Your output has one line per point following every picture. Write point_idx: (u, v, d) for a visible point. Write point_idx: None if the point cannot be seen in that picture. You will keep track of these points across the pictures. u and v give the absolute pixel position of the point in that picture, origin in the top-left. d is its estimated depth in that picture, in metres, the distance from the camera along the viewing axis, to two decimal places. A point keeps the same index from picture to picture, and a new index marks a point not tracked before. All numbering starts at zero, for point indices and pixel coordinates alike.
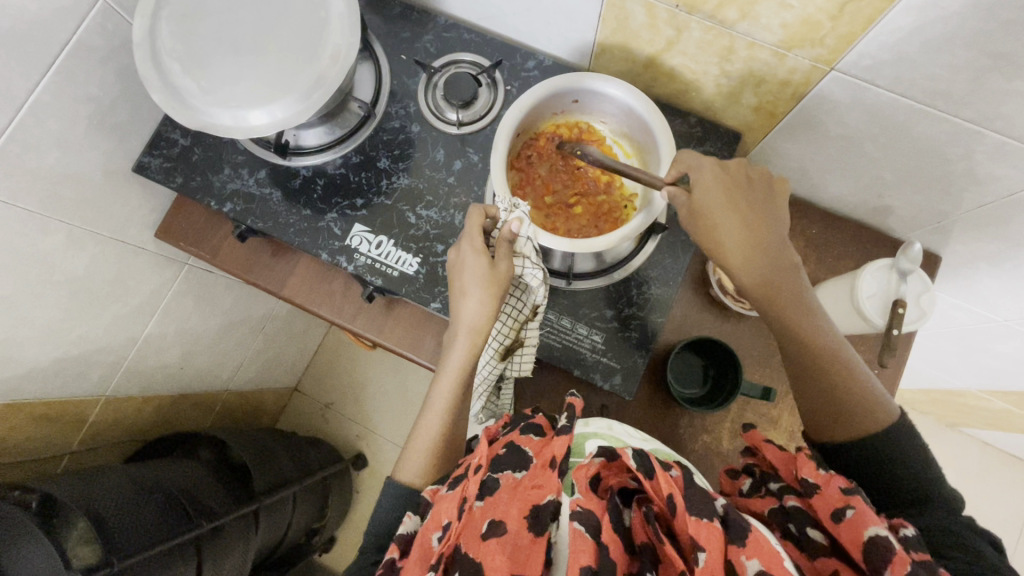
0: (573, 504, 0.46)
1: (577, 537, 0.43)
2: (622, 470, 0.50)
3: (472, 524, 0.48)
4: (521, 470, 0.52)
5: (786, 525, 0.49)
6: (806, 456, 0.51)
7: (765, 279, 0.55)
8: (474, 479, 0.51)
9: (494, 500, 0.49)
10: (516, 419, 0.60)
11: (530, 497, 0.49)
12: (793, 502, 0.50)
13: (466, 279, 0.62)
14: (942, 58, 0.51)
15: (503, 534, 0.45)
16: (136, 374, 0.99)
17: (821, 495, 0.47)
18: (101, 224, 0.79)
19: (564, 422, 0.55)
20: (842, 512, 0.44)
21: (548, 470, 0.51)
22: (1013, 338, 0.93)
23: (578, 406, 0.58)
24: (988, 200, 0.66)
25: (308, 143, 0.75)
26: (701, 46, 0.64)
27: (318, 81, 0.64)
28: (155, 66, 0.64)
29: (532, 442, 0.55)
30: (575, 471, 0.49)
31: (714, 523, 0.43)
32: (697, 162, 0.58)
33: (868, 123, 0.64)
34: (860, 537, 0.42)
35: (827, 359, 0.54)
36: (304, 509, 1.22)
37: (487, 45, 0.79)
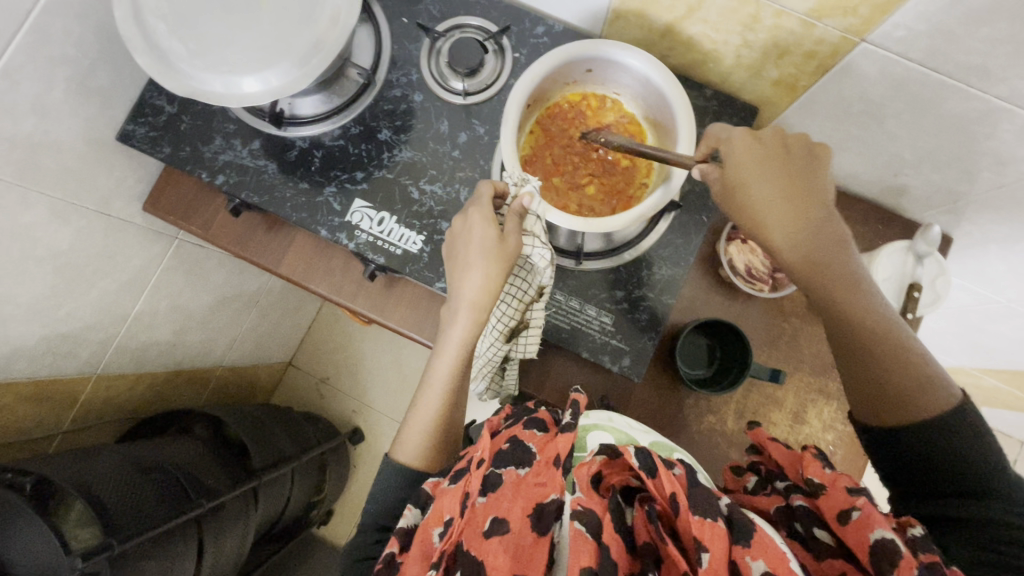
0: (573, 503, 0.45)
1: (577, 537, 0.43)
2: (625, 467, 0.50)
3: (475, 521, 0.47)
4: (524, 466, 0.51)
5: (791, 524, 0.49)
6: (812, 454, 0.51)
7: (809, 258, 0.53)
8: (477, 474, 0.51)
9: (498, 494, 0.49)
10: (520, 413, 0.59)
11: (533, 495, 0.48)
12: (800, 501, 0.49)
13: (473, 253, 0.59)
14: (980, 31, 0.49)
15: (505, 533, 0.45)
16: (128, 351, 0.97)
17: (828, 495, 0.46)
18: (85, 196, 0.75)
19: (569, 418, 0.54)
20: (849, 513, 0.44)
21: (552, 467, 0.50)
22: (1012, 319, 0.94)
23: (582, 401, 0.57)
24: (1008, 180, 0.65)
25: (304, 112, 0.71)
26: (724, 13, 0.60)
27: (316, 46, 0.60)
28: (138, 26, 0.58)
29: (535, 438, 0.54)
30: (577, 469, 0.48)
31: (717, 523, 0.43)
32: (727, 135, 0.58)
33: (894, 98, 0.61)
34: (867, 540, 0.42)
35: (871, 331, 0.52)
36: (302, 484, 1.21)
37: (494, 9, 0.74)
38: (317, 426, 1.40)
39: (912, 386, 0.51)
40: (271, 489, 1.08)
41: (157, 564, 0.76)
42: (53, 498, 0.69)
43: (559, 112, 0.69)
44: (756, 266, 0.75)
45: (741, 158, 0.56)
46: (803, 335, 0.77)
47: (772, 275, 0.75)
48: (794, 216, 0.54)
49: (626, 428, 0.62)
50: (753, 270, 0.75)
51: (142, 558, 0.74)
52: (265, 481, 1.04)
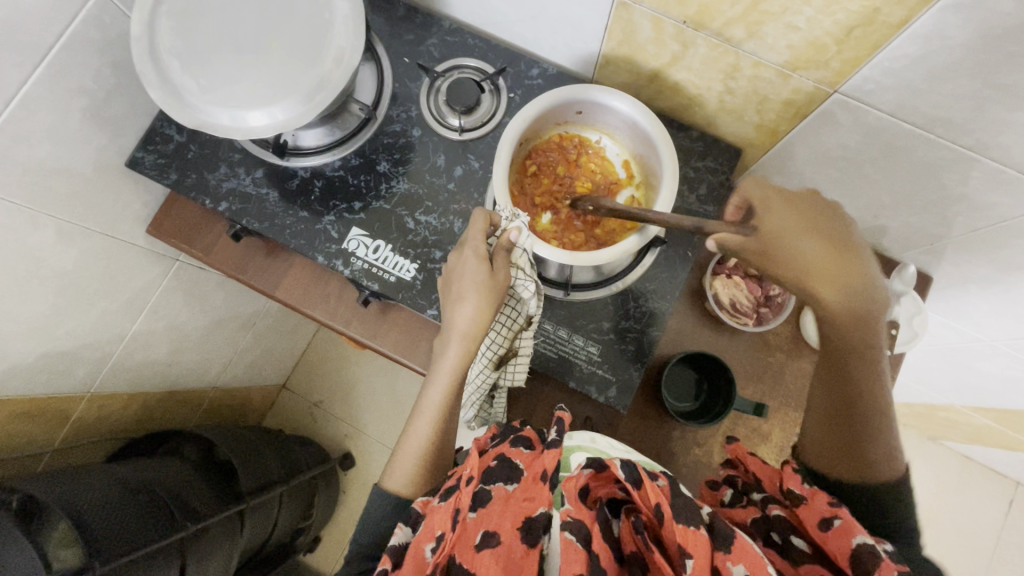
0: (565, 514, 0.48)
1: (569, 546, 0.45)
2: (610, 481, 0.53)
3: (467, 535, 0.49)
4: (512, 483, 0.53)
5: (768, 533, 0.53)
6: (792, 468, 0.55)
7: (851, 310, 0.53)
8: (467, 491, 0.51)
9: (488, 510, 0.51)
10: (506, 431, 0.60)
11: (524, 509, 0.52)
12: (775, 511, 0.54)
13: (467, 275, 0.61)
14: (943, 86, 0.51)
15: (496, 547, 0.48)
16: (123, 371, 0.98)
17: (809, 506, 0.50)
18: (91, 219, 0.77)
19: (554, 435, 0.56)
20: (830, 521, 0.48)
21: (540, 483, 0.53)
22: (996, 358, 0.97)
23: (567, 419, 0.59)
24: (981, 225, 0.67)
25: (307, 144, 0.75)
26: (706, 62, 0.64)
27: (320, 84, 0.62)
28: (154, 63, 0.61)
29: (522, 455, 0.55)
30: (565, 483, 0.51)
31: (699, 530, 0.45)
32: (763, 192, 0.57)
33: (867, 145, 0.64)
34: (848, 545, 0.46)
35: (871, 405, 0.54)
36: (289, 510, 1.22)
37: (492, 52, 0.78)
38: (307, 449, 1.40)
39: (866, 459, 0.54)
40: (259, 512, 1.08)
41: None
42: (39, 517, 0.71)
43: (538, 160, 0.70)
44: (740, 301, 0.77)
45: (773, 209, 0.56)
46: (787, 369, 0.78)
47: (756, 309, 0.77)
48: (832, 262, 0.53)
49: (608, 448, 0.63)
50: (737, 303, 0.77)
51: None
52: (252, 505, 1.04)
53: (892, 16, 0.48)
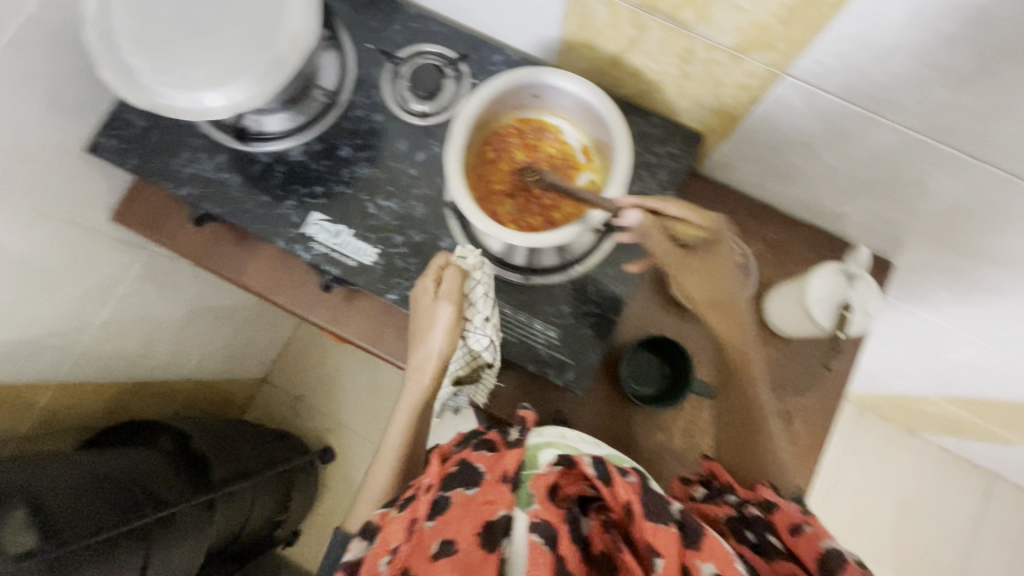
0: (532, 515, 0.48)
1: (535, 549, 0.46)
2: (579, 478, 0.53)
3: (421, 546, 0.49)
4: (472, 487, 0.52)
5: (744, 531, 0.54)
6: (767, 487, 0.60)
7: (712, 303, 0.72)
8: (426, 499, 0.53)
9: (446, 518, 0.50)
10: (470, 437, 0.61)
11: (482, 514, 0.49)
12: (752, 511, 0.56)
13: (426, 322, 0.67)
14: (887, 67, 0.52)
15: (454, 554, 0.47)
16: (92, 360, 0.97)
17: (782, 511, 0.55)
18: (52, 204, 0.77)
19: (516, 436, 0.57)
20: (801, 527, 0.52)
21: (500, 484, 0.52)
22: (961, 346, 0.98)
23: (530, 417, 0.62)
24: (935, 209, 0.68)
25: (270, 129, 0.74)
26: (662, 46, 0.64)
27: (274, 65, 0.62)
28: (107, 44, 0.61)
29: (484, 458, 0.55)
30: (534, 480, 0.52)
31: (669, 527, 0.46)
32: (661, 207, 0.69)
33: (822, 130, 0.65)
34: (816, 548, 0.49)
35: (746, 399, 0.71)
36: (264, 502, 1.21)
37: (455, 37, 0.78)
38: (286, 442, 1.40)
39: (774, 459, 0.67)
40: (231, 504, 1.07)
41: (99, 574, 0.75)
42: None
43: (495, 145, 0.70)
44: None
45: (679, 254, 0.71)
46: None
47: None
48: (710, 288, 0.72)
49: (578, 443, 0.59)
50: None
51: (84, 564, 0.74)
52: (223, 496, 1.04)
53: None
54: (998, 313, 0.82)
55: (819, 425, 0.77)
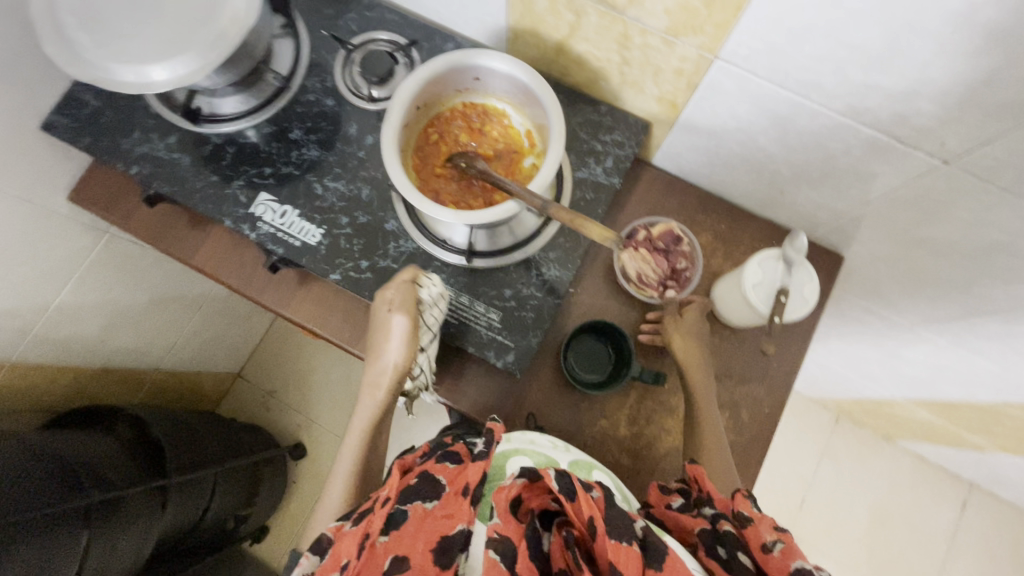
0: (490, 530, 0.46)
1: (491, 567, 0.44)
2: (543, 491, 0.50)
3: (373, 561, 0.48)
4: (432, 500, 0.52)
5: (714, 546, 0.50)
6: (744, 494, 0.54)
7: (698, 353, 0.71)
8: (380, 513, 0.51)
9: (401, 532, 0.50)
10: (433, 450, 0.60)
11: (441, 527, 0.50)
12: (726, 527, 0.51)
13: (381, 337, 0.67)
14: (805, 47, 0.53)
15: (406, 570, 0.47)
16: (48, 343, 0.97)
17: (754, 526, 0.50)
18: (4, 181, 0.77)
19: (481, 447, 0.55)
20: (773, 545, 0.47)
21: (460, 497, 0.52)
22: (920, 344, 0.98)
23: (498, 429, 0.59)
24: (872, 197, 0.69)
25: (223, 111, 0.75)
26: (600, 32, 0.66)
27: (214, 42, 0.63)
28: (52, 20, 0.62)
29: (447, 470, 0.55)
30: (496, 494, 0.48)
31: (633, 547, 0.45)
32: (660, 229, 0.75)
33: (758, 116, 0.65)
34: (788, 567, 0.46)
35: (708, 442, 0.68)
36: (226, 495, 1.20)
37: (408, 27, 0.80)
38: (253, 436, 1.39)
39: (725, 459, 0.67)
40: (187, 493, 1.07)
41: (32, 552, 0.75)
42: None
43: (437, 129, 0.70)
44: (649, 275, 0.74)
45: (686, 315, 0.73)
46: None
47: (665, 284, 0.75)
48: (693, 341, 0.72)
49: (546, 448, 0.64)
50: (647, 274, 0.74)
51: (18, 540, 0.74)
52: (178, 484, 1.04)
53: None
54: (949, 307, 0.82)
55: (766, 416, 0.77)
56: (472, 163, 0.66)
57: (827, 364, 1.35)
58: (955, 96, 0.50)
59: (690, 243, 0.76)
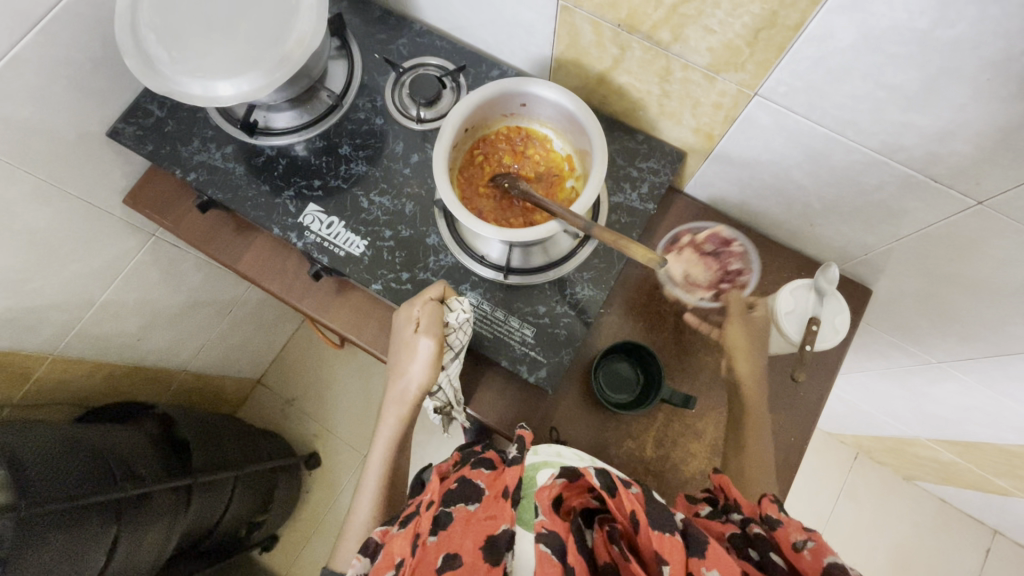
0: (539, 525, 0.51)
1: (544, 560, 0.49)
2: (583, 491, 0.56)
3: (425, 559, 0.51)
4: (474, 503, 0.57)
5: (746, 549, 0.53)
6: (771, 500, 0.57)
7: (748, 350, 0.78)
8: (427, 516, 0.56)
9: (449, 532, 0.53)
10: (466, 458, 0.66)
11: (484, 527, 0.53)
12: (756, 529, 0.54)
13: (406, 356, 0.71)
14: (844, 87, 0.55)
15: (458, 567, 0.49)
16: (88, 339, 1.01)
17: (784, 527, 0.53)
18: (69, 183, 0.82)
19: (515, 454, 0.61)
20: (804, 543, 0.49)
21: (501, 500, 0.56)
22: (947, 382, 0.98)
23: (527, 436, 0.66)
24: (904, 233, 0.70)
25: (277, 125, 0.80)
26: (643, 65, 0.69)
27: (281, 62, 0.67)
28: (133, 36, 0.67)
29: (483, 476, 0.61)
30: (540, 492, 0.54)
31: (675, 536, 0.49)
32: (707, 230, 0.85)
33: (794, 151, 0.68)
34: (821, 564, 0.47)
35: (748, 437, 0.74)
36: (243, 499, 1.21)
37: (456, 53, 0.84)
38: (271, 442, 1.40)
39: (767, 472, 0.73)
40: (208, 494, 1.08)
41: (64, 542, 0.76)
42: None
43: (484, 148, 0.74)
44: (698, 275, 0.82)
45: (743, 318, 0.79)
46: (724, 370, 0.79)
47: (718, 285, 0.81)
48: (747, 340, 0.79)
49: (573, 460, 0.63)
50: (696, 272, 0.82)
51: (53, 529, 0.75)
52: (201, 484, 1.05)
53: (789, 19, 0.52)
54: (979, 345, 0.83)
55: (793, 445, 0.77)
56: (515, 184, 0.69)
57: (849, 399, 1.34)
58: (989, 138, 0.52)
59: (740, 245, 0.84)
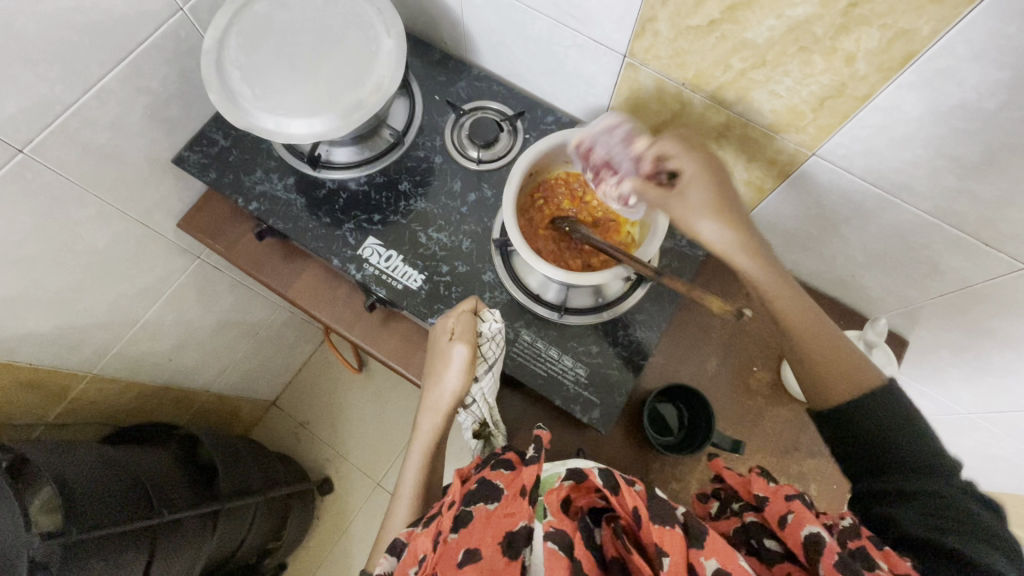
0: (547, 525, 0.49)
1: (552, 556, 0.47)
2: (591, 490, 0.55)
3: (446, 555, 0.50)
4: (493, 501, 0.54)
5: (747, 540, 0.55)
6: (756, 472, 0.56)
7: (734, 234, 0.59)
8: (449, 514, 0.54)
9: (469, 529, 0.51)
10: (488, 458, 0.62)
11: (503, 526, 0.50)
12: (751, 517, 0.56)
13: (440, 364, 0.70)
14: (904, 154, 0.59)
15: (479, 561, 0.47)
16: (125, 358, 1.00)
17: (770, 506, 0.53)
18: (131, 206, 0.83)
19: (532, 452, 0.57)
20: (785, 517, 0.50)
21: (519, 497, 0.52)
22: (975, 432, 0.99)
23: (546, 437, 0.60)
24: (947, 288, 0.73)
25: (338, 159, 0.82)
26: (701, 121, 0.72)
27: (359, 104, 0.70)
28: (218, 73, 0.70)
29: (502, 475, 0.57)
30: (547, 495, 0.52)
31: (675, 529, 0.48)
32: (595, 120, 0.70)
33: (844, 207, 0.71)
34: (799, 537, 0.48)
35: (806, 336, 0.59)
36: (262, 526, 1.19)
37: (513, 98, 0.88)
38: (287, 467, 1.38)
39: (847, 356, 0.58)
40: (232, 521, 1.06)
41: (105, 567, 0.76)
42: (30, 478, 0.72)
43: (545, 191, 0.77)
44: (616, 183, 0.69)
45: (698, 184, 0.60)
46: (766, 415, 0.80)
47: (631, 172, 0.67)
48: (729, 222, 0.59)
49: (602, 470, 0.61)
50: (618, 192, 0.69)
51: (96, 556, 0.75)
52: (227, 509, 1.04)
53: (857, 90, 0.56)
54: (1016, 399, 0.84)
55: (835, 493, 0.78)
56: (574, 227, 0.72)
57: None
58: None
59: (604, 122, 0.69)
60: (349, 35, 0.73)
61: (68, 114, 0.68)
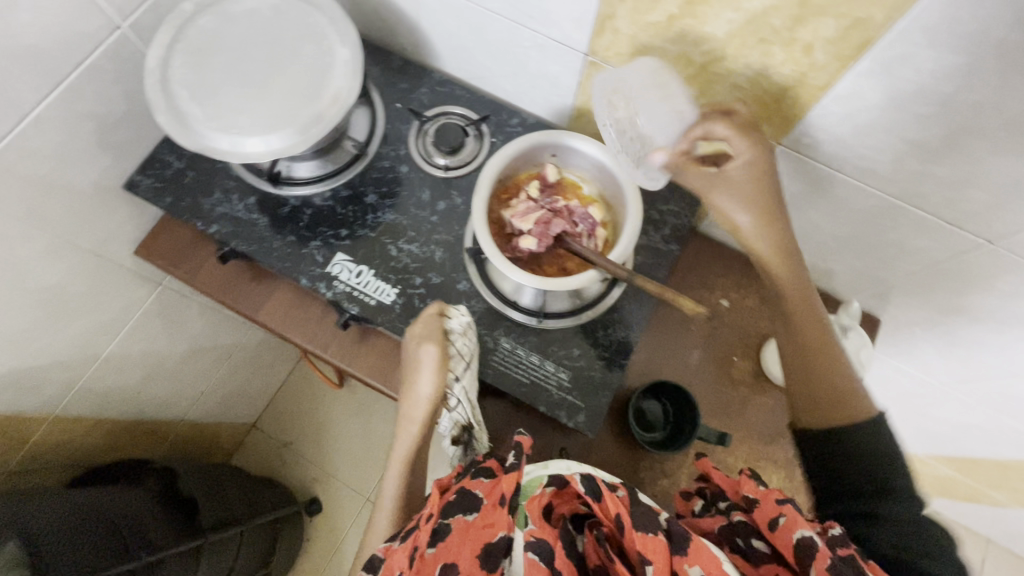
0: (528, 534, 0.50)
1: (530, 567, 0.48)
2: (574, 496, 0.56)
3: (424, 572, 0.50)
4: (472, 512, 0.53)
5: (733, 539, 0.55)
6: (749, 475, 0.57)
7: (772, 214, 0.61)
8: (426, 529, 0.53)
9: (447, 543, 0.51)
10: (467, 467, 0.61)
11: (482, 537, 0.51)
12: (739, 516, 0.56)
13: (412, 372, 0.68)
14: (867, 140, 0.59)
15: None
16: (91, 394, 0.96)
17: (760, 508, 0.53)
18: (82, 237, 0.79)
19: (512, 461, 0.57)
20: (776, 520, 0.51)
21: (499, 508, 0.53)
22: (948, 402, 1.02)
23: (527, 443, 0.60)
24: (916, 267, 0.74)
25: (299, 175, 0.79)
26: None
27: (316, 118, 0.68)
28: (165, 93, 0.67)
29: (482, 484, 0.56)
30: (530, 503, 0.53)
31: (658, 535, 0.49)
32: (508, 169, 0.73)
33: (811, 194, 0.71)
34: (791, 540, 0.49)
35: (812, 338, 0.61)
36: (251, 554, 1.16)
37: (477, 101, 0.86)
38: (274, 490, 1.34)
39: (828, 347, 0.61)
40: (218, 555, 1.03)
41: None
42: None
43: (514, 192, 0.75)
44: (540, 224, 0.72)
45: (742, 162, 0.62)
46: (750, 404, 0.81)
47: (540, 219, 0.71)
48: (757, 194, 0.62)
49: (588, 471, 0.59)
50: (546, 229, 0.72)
51: None
52: (211, 543, 1.00)
53: (818, 80, 0.56)
54: (985, 367, 0.87)
55: None
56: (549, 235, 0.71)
57: None
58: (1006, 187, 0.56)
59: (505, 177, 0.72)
60: (302, 47, 0.71)
61: (4, 146, 0.64)
